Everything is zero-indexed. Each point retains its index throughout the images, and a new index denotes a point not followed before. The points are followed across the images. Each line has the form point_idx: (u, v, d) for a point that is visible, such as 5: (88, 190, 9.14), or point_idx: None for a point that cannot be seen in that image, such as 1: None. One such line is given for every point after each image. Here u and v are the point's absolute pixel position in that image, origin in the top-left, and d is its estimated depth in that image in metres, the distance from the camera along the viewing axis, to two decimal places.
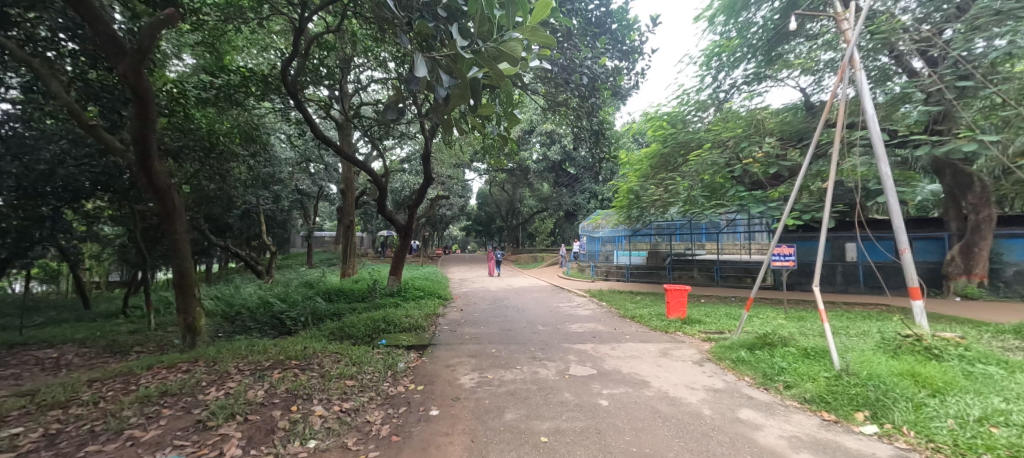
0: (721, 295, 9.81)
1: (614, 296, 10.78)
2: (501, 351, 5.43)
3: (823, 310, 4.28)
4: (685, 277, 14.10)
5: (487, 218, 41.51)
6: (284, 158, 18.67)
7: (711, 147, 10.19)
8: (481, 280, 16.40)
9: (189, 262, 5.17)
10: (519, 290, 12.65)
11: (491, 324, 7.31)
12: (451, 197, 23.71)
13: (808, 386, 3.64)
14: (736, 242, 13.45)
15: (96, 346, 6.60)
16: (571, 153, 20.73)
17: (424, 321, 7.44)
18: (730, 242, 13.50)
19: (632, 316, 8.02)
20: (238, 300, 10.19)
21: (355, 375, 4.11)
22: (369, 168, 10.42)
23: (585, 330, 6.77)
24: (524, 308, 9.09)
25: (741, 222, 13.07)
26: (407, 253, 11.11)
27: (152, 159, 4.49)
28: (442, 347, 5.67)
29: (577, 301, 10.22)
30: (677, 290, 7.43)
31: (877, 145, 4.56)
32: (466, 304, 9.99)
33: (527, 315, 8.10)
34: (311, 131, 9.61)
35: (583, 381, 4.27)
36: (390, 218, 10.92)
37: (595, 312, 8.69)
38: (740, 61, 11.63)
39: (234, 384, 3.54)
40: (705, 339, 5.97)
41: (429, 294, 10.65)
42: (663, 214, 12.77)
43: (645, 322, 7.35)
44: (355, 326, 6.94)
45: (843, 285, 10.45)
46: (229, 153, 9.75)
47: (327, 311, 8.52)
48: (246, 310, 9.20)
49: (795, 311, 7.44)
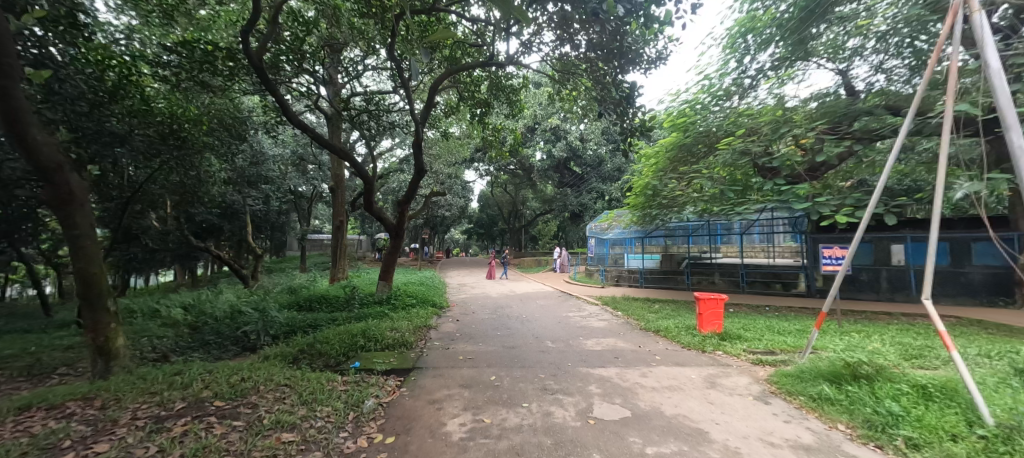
0: (752, 305, 8.64)
1: (630, 304, 9.61)
2: (502, 379, 4.27)
3: (945, 333, 3.10)
4: (705, 283, 12.41)
5: (488, 221, 40.52)
6: (276, 155, 17.64)
7: (743, 134, 9.07)
8: (482, 285, 15.26)
9: (96, 266, 4.18)
10: (523, 297, 11.55)
11: (491, 339, 6.19)
12: (451, 198, 22.59)
13: (955, 449, 2.46)
14: (754, 245, 12.33)
15: (13, 366, 5.45)
16: (577, 150, 19.56)
17: (412, 336, 6.31)
18: (749, 245, 12.38)
19: (656, 329, 6.86)
20: (208, 309, 9.06)
21: (298, 423, 2.96)
22: (353, 159, 9.13)
23: (603, 349, 5.62)
24: (529, 319, 7.96)
25: (760, 222, 12.01)
26: (398, 256, 9.98)
27: (22, 121, 3.57)
28: (427, 373, 4.52)
29: (589, 310, 9.07)
30: (711, 300, 6.25)
31: (1007, 108, 3.32)
32: (464, 313, 8.87)
33: (533, 328, 6.96)
34: (285, 116, 8.33)
35: (614, 428, 3.09)
36: (378, 217, 9.73)
37: (612, 324, 7.54)
38: (769, 42, 10.32)
39: (108, 446, 2.39)
40: (756, 362, 4.82)
41: (422, 301, 9.52)
42: (681, 214, 11.73)
43: (674, 337, 6.20)
44: (328, 343, 5.85)
45: (889, 292, 9.27)
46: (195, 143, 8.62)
47: (303, 322, 7.43)
48: (213, 321, 8.08)
49: (853, 326, 6.26)
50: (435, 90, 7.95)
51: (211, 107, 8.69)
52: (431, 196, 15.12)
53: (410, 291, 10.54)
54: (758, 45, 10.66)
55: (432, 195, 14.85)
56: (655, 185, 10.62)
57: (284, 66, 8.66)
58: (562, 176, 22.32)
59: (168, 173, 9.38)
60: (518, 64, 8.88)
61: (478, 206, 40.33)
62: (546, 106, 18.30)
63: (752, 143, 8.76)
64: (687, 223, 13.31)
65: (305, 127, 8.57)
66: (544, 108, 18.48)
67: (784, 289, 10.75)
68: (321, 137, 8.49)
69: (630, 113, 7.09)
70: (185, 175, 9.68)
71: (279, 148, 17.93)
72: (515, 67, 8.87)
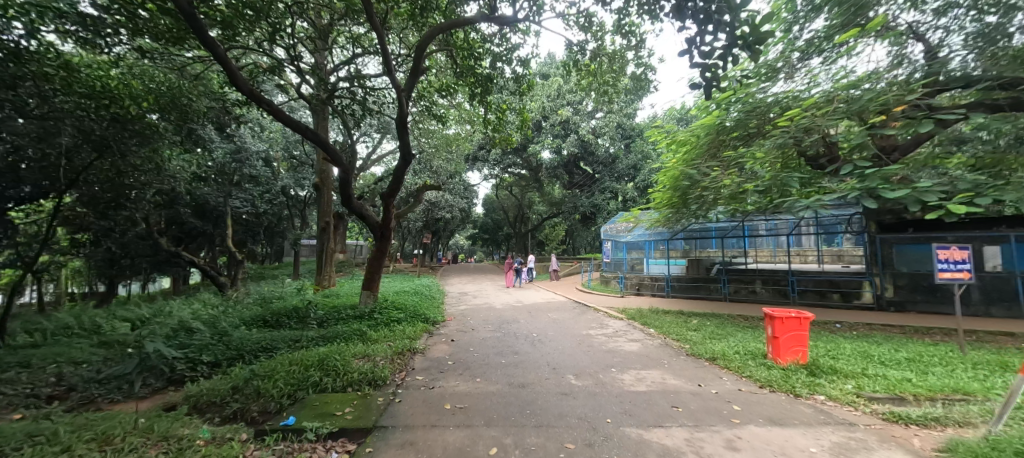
0: (818, 321, 6.97)
1: (663, 318, 7.96)
2: (509, 456, 2.64)
3: None
4: (743, 293, 10.36)
5: (493, 224, 39.02)
6: (263, 152, 16.28)
7: (804, 109, 7.40)
8: (486, 294, 13.60)
9: None
10: (532, 309, 9.95)
11: (493, 373, 4.57)
12: (452, 199, 21.12)
13: None
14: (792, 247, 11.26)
15: None
16: (589, 144, 17.97)
17: (387, 368, 4.68)
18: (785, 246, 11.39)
19: (711, 357, 5.22)
20: (154, 325, 7.52)
21: None
22: (319, 138, 7.34)
23: (651, 390, 3.96)
24: (541, 339, 6.34)
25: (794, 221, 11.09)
26: (383, 262, 8.44)
27: None
28: (392, 440, 2.89)
29: (613, 325, 7.46)
30: (790, 320, 4.58)
31: None
32: (461, 331, 7.30)
33: (548, 355, 5.33)
34: (233, 86, 6.68)
35: None
36: (359, 215, 8.16)
37: (647, 347, 5.90)
38: (821, 8, 8.66)
39: None
40: (892, 419, 3.25)
41: (412, 316, 7.93)
42: (711, 212, 10.20)
43: (743, 371, 4.54)
44: (269, 382, 4.23)
45: (983, 304, 7.60)
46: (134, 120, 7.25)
47: (257, 343, 5.91)
48: (151, 340, 6.53)
49: (987, 359, 4.60)
50: (424, 51, 6.29)
51: (157, 80, 7.59)
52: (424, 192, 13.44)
53: (401, 303, 9.00)
54: (807, 11, 9.02)
55: (423, 190, 13.00)
56: (692, 174, 9.00)
57: (242, 29, 7.19)
58: (571, 176, 20.89)
59: (117, 168, 8.05)
60: (524, 28, 7.33)
61: (482, 212, 38.89)
62: (556, 98, 17.53)
63: (818, 118, 7.08)
64: (713, 225, 12.35)
65: (264, 101, 7.04)
66: (553, 100, 17.36)
67: (843, 300, 8.99)
68: (287, 116, 6.96)
69: (712, 38, 2.59)
70: (135, 168, 8.29)
71: (267, 145, 16.64)
72: (520, 31, 7.41)
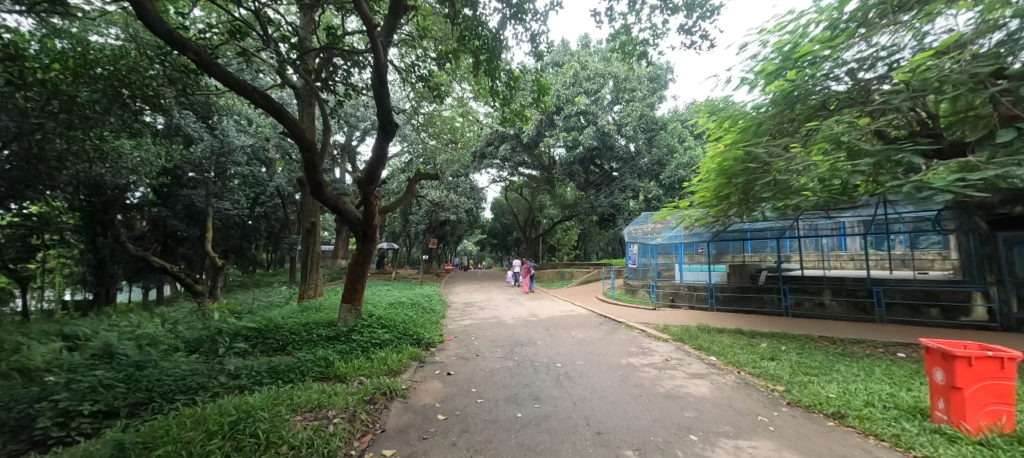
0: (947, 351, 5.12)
1: (723, 341, 6.19)
2: None
3: None
4: (808, 307, 8.48)
5: (503, 229, 37.44)
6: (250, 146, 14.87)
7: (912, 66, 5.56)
8: (495, 305, 11.93)
9: None
10: (550, 325, 8.23)
11: (507, 446, 2.86)
12: (459, 201, 19.61)
13: None
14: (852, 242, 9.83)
15: None
16: (608, 138, 16.34)
17: (340, 437, 2.94)
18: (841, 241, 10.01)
19: (832, 411, 3.45)
20: (77, 347, 5.98)
21: None
22: (276, 108, 5.48)
23: None
24: (569, 374, 4.63)
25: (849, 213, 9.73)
26: (367, 269, 6.87)
27: None
28: None
29: (660, 351, 5.72)
30: (985, 363, 2.83)
31: None
32: (462, 358, 5.62)
33: (585, 407, 3.61)
34: (149, 28, 4.49)
35: None
36: (335, 210, 6.52)
37: (722, 390, 4.13)
38: None
39: None
40: None
41: (400, 336, 6.25)
42: (767, 207, 8.40)
43: (912, 447, 2.77)
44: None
45: None
46: (51, 86, 5.93)
47: (180, 381, 4.28)
48: (55, 367, 4.96)
49: None
50: None
51: (103, 53, 6.64)
52: (417, 182, 9.96)
53: (391, 319, 7.37)
54: None
55: (417, 179, 9.82)
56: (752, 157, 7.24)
57: None
58: (587, 175, 19.25)
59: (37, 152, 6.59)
60: None
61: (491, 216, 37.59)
62: (572, 86, 16.00)
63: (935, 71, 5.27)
64: (752, 225, 10.90)
65: (197, 53, 4.80)
66: (569, 88, 15.92)
67: (945, 316, 7.16)
68: (233, 77, 5.01)
69: None
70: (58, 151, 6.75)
71: (256, 141, 15.27)
72: None
